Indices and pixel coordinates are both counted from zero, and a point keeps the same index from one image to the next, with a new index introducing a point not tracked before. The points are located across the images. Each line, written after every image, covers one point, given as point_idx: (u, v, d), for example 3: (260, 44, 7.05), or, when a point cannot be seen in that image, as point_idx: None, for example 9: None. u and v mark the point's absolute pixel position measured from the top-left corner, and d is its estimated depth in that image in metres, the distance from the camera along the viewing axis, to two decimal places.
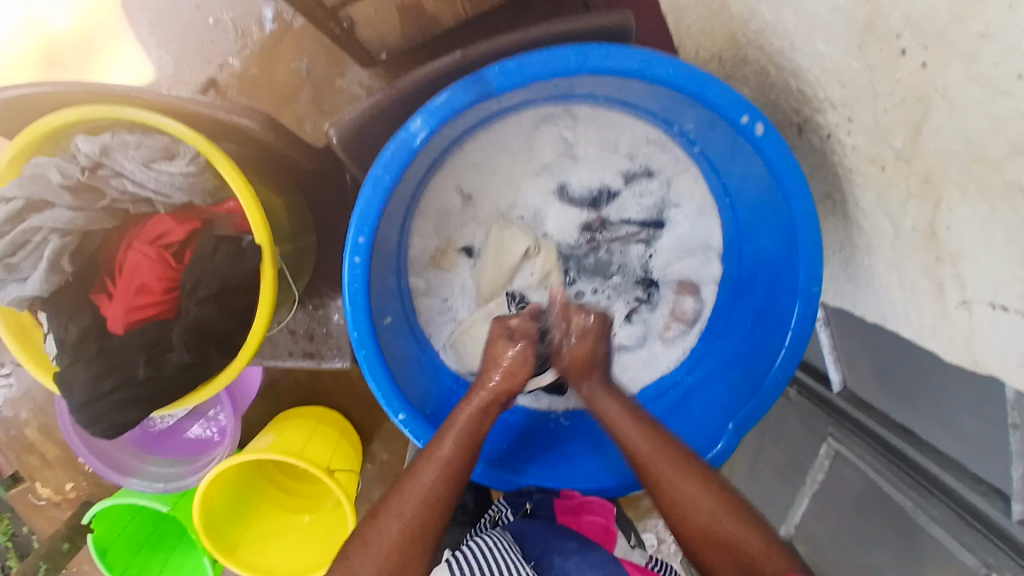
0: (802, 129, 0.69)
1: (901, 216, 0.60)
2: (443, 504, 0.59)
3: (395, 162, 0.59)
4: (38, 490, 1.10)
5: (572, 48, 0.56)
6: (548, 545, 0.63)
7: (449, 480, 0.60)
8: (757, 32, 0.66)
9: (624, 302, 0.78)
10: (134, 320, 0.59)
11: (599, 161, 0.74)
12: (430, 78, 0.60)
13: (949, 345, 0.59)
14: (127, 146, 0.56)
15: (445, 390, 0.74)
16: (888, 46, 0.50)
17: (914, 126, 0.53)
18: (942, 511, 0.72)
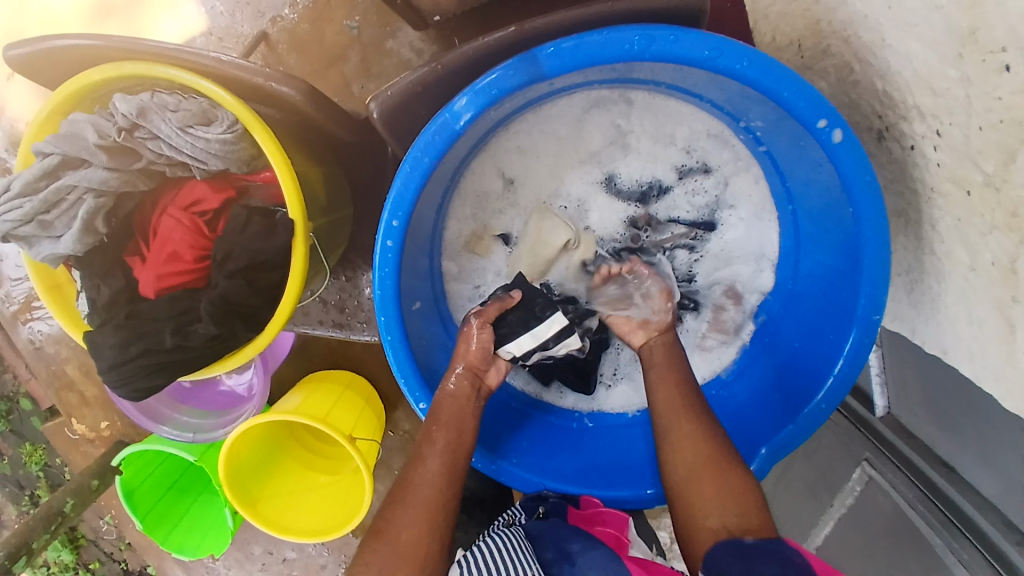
0: (882, 136, 0.63)
1: (980, 247, 0.54)
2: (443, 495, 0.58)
3: (435, 143, 0.56)
4: (73, 426, 1.14)
5: (635, 31, 0.52)
6: None
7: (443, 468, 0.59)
8: (844, 22, 0.59)
9: None
10: (164, 286, 0.59)
11: (652, 153, 0.70)
12: (478, 54, 0.56)
13: (1014, 394, 0.54)
14: (165, 108, 0.55)
15: None
16: (990, 59, 0.45)
17: (1007, 153, 0.47)
18: (971, 554, 0.70)
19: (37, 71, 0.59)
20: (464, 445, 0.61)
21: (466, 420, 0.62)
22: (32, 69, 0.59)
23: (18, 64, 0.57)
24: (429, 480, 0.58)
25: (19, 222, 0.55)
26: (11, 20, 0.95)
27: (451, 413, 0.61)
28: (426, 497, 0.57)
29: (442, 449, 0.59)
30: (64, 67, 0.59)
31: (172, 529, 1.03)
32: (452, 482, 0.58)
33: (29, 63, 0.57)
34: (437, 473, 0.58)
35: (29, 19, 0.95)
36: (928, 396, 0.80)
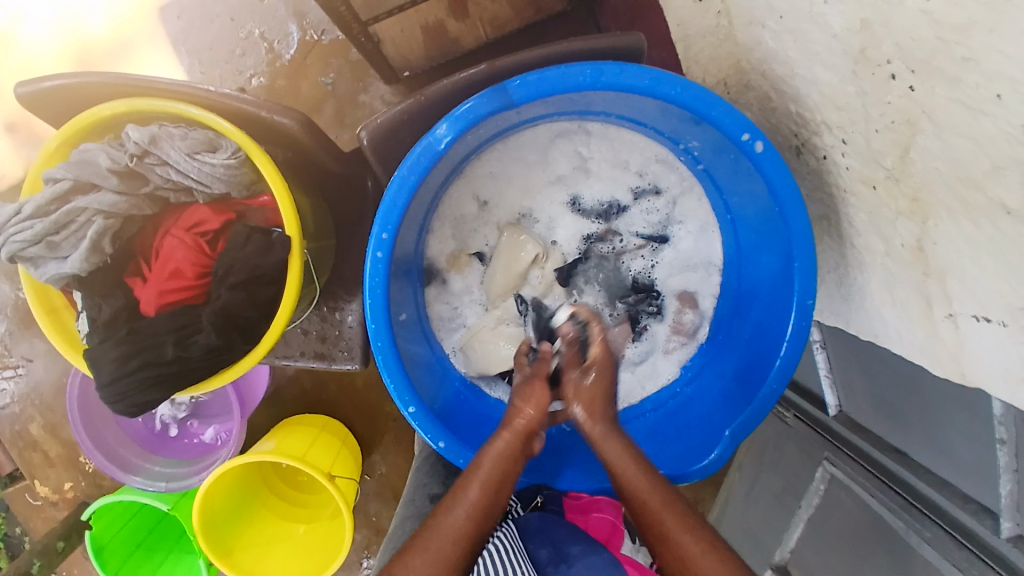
0: (800, 151, 0.74)
1: (892, 233, 0.64)
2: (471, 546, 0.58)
3: (420, 163, 0.63)
4: (36, 488, 1.10)
5: (589, 66, 0.61)
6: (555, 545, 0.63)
7: (477, 523, 0.59)
8: (760, 59, 0.71)
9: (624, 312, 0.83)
10: (166, 302, 0.62)
11: (611, 177, 0.79)
12: (456, 87, 0.65)
13: (939, 359, 0.62)
14: (173, 138, 0.60)
15: (452, 391, 0.77)
16: (880, 71, 0.55)
17: (903, 148, 0.57)
18: (935, 532, 0.74)
19: (44, 108, 0.64)
20: (495, 507, 0.61)
21: (501, 485, 0.62)
22: (41, 107, 0.64)
23: (28, 101, 0.62)
24: (452, 532, 0.58)
25: (29, 242, 0.58)
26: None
27: (488, 471, 0.62)
28: (446, 550, 0.57)
29: (470, 505, 0.60)
30: (70, 106, 0.65)
31: None
32: (476, 542, 0.59)
33: (40, 101, 0.63)
34: (459, 528, 0.58)
35: (13, 67, 1.00)
36: (873, 391, 0.87)
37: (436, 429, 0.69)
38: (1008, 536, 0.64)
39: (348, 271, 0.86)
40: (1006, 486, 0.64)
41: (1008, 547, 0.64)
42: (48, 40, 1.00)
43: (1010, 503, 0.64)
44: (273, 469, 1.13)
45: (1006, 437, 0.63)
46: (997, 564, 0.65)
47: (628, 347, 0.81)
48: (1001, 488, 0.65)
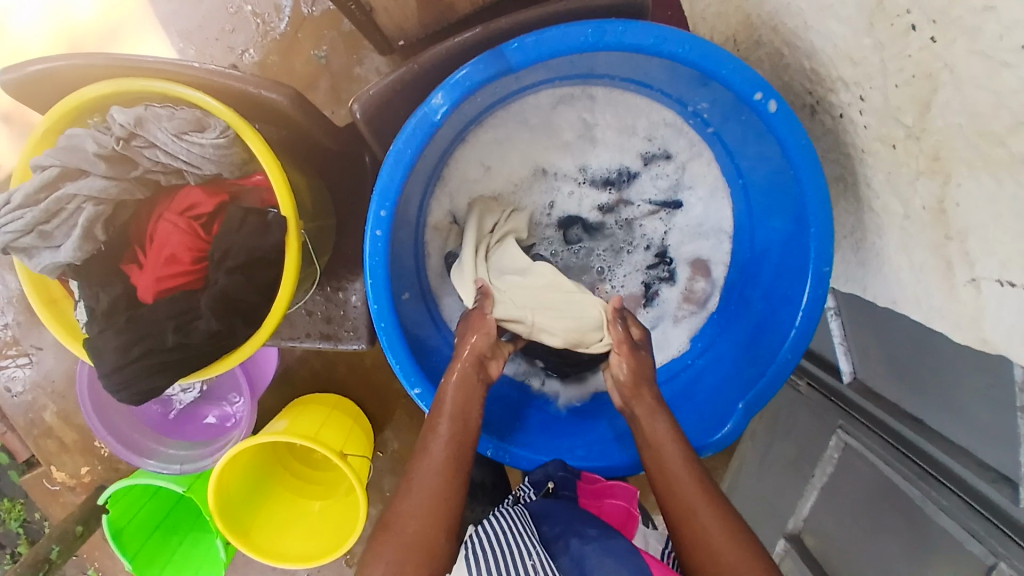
0: (815, 110, 0.70)
1: (911, 194, 0.61)
2: (456, 474, 0.59)
3: (416, 135, 0.61)
4: (54, 474, 1.12)
5: (589, 25, 0.58)
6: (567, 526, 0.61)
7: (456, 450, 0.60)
8: (770, 14, 0.67)
9: (642, 276, 0.81)
10: (163, 288, 0.61)
11: (618, 144, 0.75)
12: (450, 53, 0.62)
13: (957, 325, 0.60)
14: (159, 119, 0.58)
15: None
16: (898, 22, 0.52)
17: (922, 103, 0.54)
18: (951, 501, 0.74)
19: (29, 94, 0.62)
20: (470, 435, 0.62)
21: (468, 407, 0.63)
22: (26, 94, 0.62)
23: (13, 89, 0.60)
24: (434, 466, 0.59)
25: (20, 233, 0.57)
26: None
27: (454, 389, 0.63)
28: (431, 478, 0.58)
29: (445, 438, 0.60)
30: (54, 90, 0.63)
31: (163, 568, 1.00)
32: (457, 471, 0.59)
33: (24, 87, 0.61)
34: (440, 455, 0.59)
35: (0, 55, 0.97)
36: (888, 355, 0.85)
37: None
38: None
39: (350, 251, 0.85)
40: None
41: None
42: (35, 28, 0.97)
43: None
44: (287, 449, 1.14)
45: None
46: (1017, 534, 0.65)
47: (638, 315, 0.80)
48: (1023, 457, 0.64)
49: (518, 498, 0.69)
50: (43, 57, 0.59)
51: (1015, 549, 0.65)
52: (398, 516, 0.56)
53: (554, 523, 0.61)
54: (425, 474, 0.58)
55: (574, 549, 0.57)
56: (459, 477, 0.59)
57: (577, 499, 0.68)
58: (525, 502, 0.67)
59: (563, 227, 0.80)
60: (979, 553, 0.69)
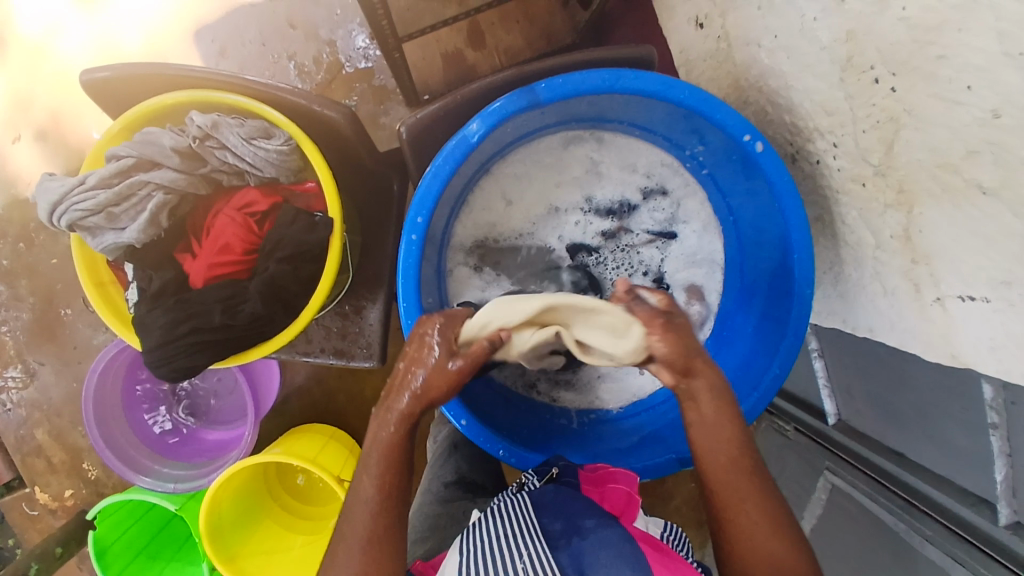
0: (795, 158, 0.81)
1: (882, 226, 0.71)
2: (389, 518, 0.58)
3: (454, 154, 0.69)
4: (36, 497, 1.09)
5: (607, 71, 0.68)
6: (574, 515, 0.63)
7: (388, 489, 0.59)
8: (757, 76, 0.80)
9: None
10: (214, 274, 0.66)
11: (620, 179, 0.85)
12: (488, 87, 0.72)
13: (930, 343, 0.68)
14: (232, 124, 0.66)
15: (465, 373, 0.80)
16: (864, 76, 0.63)
17: (887, 143, 0.65)
18: (935, 530, 0.79)
19: (101, 97, 0.68)
20: (404, 472, 0.60)
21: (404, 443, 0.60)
22: (96, 97, 0.68)
23: (88, 90, 0.66)
24: (367, 509, 0.58)
25: (90, 212, 0.62)
26: (28, 73, 1.05)
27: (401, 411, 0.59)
28: (363, 520, 0.58)
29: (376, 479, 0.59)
30: (123, 97, 0.69)
31: None
32: (391, 514, 0.58)
33: (100, 91, 0.67)
34: (372, 493, 0.59)
35: (45, 76, 1.05)
36: (868, 390, 0.92)
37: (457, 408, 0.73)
38: (1007, 523, 0.69)
39: (370, 272, 0.91)
40: (1001, 472, 0.69)
41: (1005, 533, 0.69)
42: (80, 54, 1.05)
43: (1006, 490, 0.69)
44: (281, 482, 1.14)
45: (997, 421, 0.68)
46: (996, 551, 0.70)
47: None
48: (996, 475, 0.70)
49: (522, 484, 0.73)
50: (111, 66, 0.65)
51: (997, 567, 0.69)
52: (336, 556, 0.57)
53: (554, 518, 0.62)
54: (360, 515, 0.58)
55: (590, 532, 0.60)
56: (394, 516, 0.59)
57: (579, 485, 0.70)
58: (530, 487, 0.70)
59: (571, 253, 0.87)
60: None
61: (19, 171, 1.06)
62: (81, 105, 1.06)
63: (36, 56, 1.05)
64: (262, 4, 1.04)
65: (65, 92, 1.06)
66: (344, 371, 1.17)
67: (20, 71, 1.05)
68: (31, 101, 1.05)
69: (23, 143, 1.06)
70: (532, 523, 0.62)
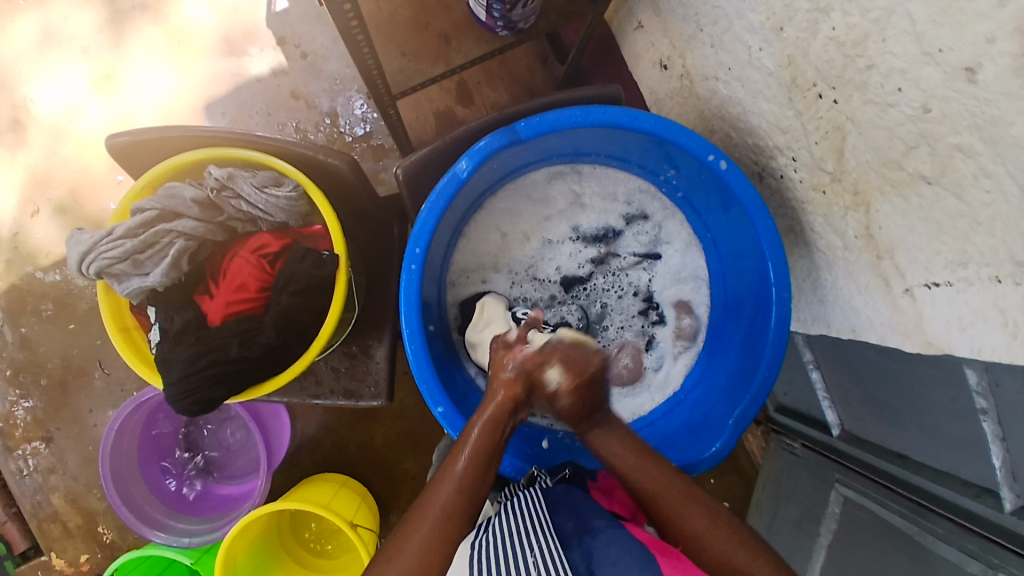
0: (762, 176, 0.88)
1: (845, 227, 0.76)
2: (459, 515, 0.65)
3: (446, 190, 0.76)
4: (52, 563, 1.09)
5: (578, 108, 0.76)
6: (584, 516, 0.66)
7: (464, 490, 0.66)
8: (718, 106, 0.88)
9: (637, 322, 0.92)
10: (231, 311, 0.71)
11: (603, 208, 0.91)
12: (474, 131, 0.80)
13: (906, 332, 0.73)
14: (246, 175, 0.73)
15: (467, 396, 0.84)
16: (809, 93, 0.71)
17: (838, 151, 0.71)
18: (947, 526, 0.81)
19: (127, 160, 0.75)
20: (484, 478, 0.68)
21: (494, 438, 0.70)
22: (123, 160, 0.75)
23: (116, 153, 0.74)
24: (440, 504, 0.65)
25: (118, 259, 0.68)
26: (48, 153, 1.13)
27: (492, 413, 0.70)
28: (435, 514, 0.64)
29: (456, 479, 0.66)
30: (146, 159, 0.76)
31: None
32: (463, 512, 0.65)
33: (123, 155, 0.74)
34: (449, 494, 0.65)
35: (64, 154, 1.13)
36: (864, 392, 0.95)
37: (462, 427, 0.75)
38: (1013, 508, 0.71)
39: (376, 311, 0.96)
40: (998, 456, 0.71)
41: (1013, 518, 0.71)
42: (95, 131, 1.14)
43: (1006, 475, 0.71)
44: (295, 536, 1.14)
45: (986, 406, 0.71)
46: (1009, 540, 0.71)
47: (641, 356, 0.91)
48: (994, 460, 0.72)
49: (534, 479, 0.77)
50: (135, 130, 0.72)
51: (1010, 557, 0.71)
52: (404, 539, 0.63)
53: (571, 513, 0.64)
54: (433, 510, 0.64)
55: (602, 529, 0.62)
56: (467, 516, 0.65)
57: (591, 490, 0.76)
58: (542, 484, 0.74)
59: (564, 281, 0.92)
60: (977, 572, 0.74)
61: (39, 245, 1.13)
62: (99, 180, 1.14)
63: (56, 133, 1.14)
64: (267, 79, 1.15)
65: (85, 169, 1.14)
66: (354, 419, 1.20)
67: (41, 151, 1.13)
68: (51, 178, 1.13)
69: (41, 217, 1.13)
70: (545, 519, 0.65)
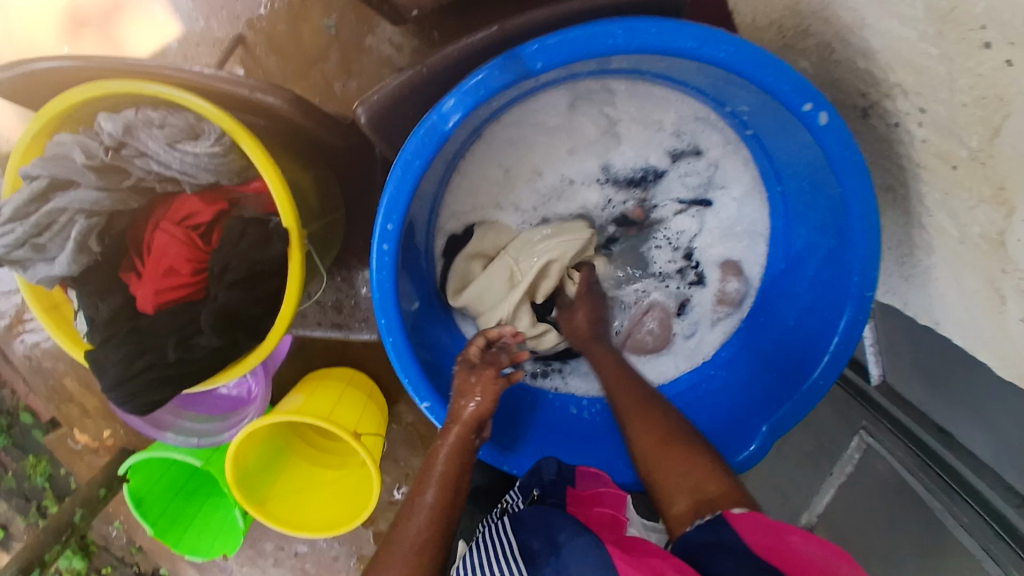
0: (867, 114, 0.63)
1: (969, 220, 0.55)
2: (435, 546, 0.53)
3: (425, 145, 0.56)
4: (76, 436, 1.15)
5: (618, 24, 0.52)
6: None
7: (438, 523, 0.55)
8: (823, 3, 0.59)
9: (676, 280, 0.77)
10: (163, 301, 0.59)
11: (644, 139, 0.70)
12: (464, 54, 0.57)
13: (1006, 357, 0.56)
14: (150, 125, 0.54)
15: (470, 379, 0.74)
16: (970, 36, 0.45)
17: (992, 127, 0.47)
18: (972, 518, 0.69)
19: (15, 91, 0.58)
20: (457, 506, 0.57)
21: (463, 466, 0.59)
22: (11, 92, 0.58)
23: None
24: (410, 540, 0.53)
25: (13, 246, 0.55)
26: None
27: (456, 437, 0.60)
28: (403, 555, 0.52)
29: (425, 509, 0.55)
30: (35, 88, 0.58)
31: (185, 530, 1.06)
32: (439, 546, 0.53)
33: (2, 88, 0.56)
34: (419, 530, 0.54)
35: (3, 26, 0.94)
36: (923, 363, 0.80)
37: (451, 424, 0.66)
38: None
39: (361, 243, 0.82)
40: None
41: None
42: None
43: None
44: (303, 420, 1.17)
45: None
46: None
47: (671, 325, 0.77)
48: None
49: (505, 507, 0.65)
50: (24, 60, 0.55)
51: None
52: None
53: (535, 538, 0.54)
54: (400, 549, 0.52)
55: (562, 547, 0.51)
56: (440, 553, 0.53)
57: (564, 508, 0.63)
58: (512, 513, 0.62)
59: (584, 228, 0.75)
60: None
61: None
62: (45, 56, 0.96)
63: None
64: None
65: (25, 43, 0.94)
66: None
67: None
68: None
69: None
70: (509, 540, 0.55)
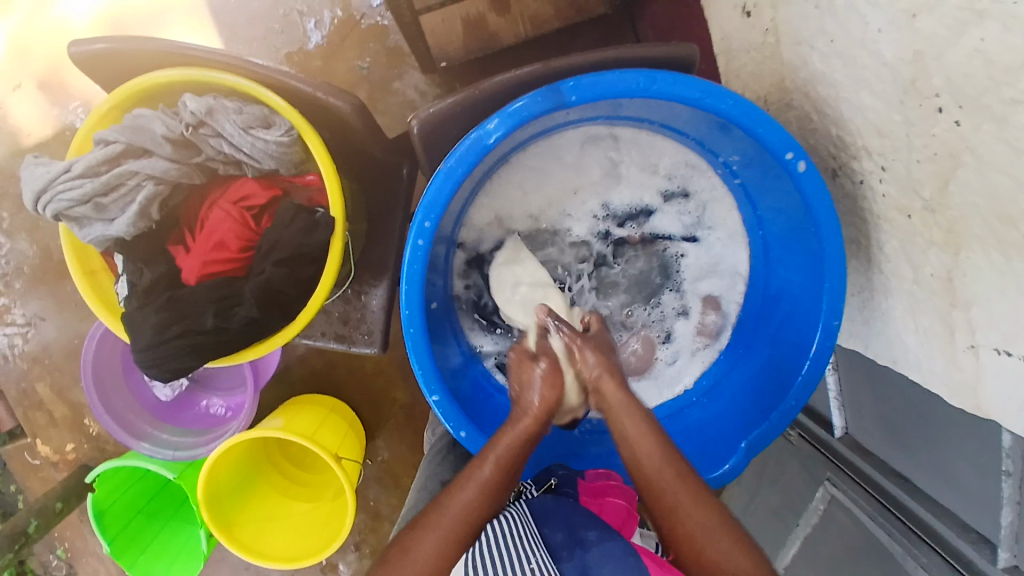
0: (836, 173, 0.76)
1: (923, 262, 0.65)
2: (478, 519, 0.59)
3: (467, 156, 0.64)
4: (37, 448, 1.10)
5: (642, 73, 0.62)
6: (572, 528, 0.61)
7: (487, 499, 0.60)
8: (804, 80, 0.73)
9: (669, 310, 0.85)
10: (207, 272, 0.63)
11: (639, 181, 0.81)
12: (512, 83, 0.66)
13: (958, 388, 0.63)
14: (228, 111, 0.61)
15: (485, 391, 0.79)
16: (927, 103, 0.56)
17: (943, 180, 0.58)
18: (931, 558, 0.72)
19: (93, 67, 0.63)
20: (506, 487, 0.61)
21: (522, 454, 0.64)
22: (88, 68, 0.64)
23: (81, 60, 0.62)
24: (462, 508, 0.58)
25: (76, 202, 0.59)
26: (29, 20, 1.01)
27: (526, 429, 0.64)
28: (451, 524, 0.58)
29: (478, 483, 0.60)
30: (114, 68, 0.64)
31: (144, 549, 1.00)
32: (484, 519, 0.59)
33: (89, 63, 0.62)
34: (469, 503, 0.59)
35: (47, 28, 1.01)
36: (880, 411, 0.87)
37: (460, 420, 0.69)
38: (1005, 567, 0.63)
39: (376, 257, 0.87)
40: (1006, 517, 0.63)
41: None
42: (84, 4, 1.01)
43: (1009, 534, 0.63)
44: (278, 448, 1.14)
45: (1011, 469, 0.63)
46: None
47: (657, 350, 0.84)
48: (1002, 517, 0.64)
49: (520, 492, 0.71)
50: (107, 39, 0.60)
51: None
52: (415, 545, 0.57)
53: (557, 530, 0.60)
54: (452, 515, 0.58)
55: (593, 544, 0.58)
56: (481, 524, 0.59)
57: (577, 497, 0.69)
58: (529, 497, 0.69)
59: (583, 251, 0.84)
60: None
61: (20, 122, 1.02)
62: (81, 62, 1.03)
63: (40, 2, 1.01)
64: None
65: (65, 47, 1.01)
66: None
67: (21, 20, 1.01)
68: (29, 48, 1.01)
69: (23, 92, 1.02)
70: (533, 530, 0.60)
